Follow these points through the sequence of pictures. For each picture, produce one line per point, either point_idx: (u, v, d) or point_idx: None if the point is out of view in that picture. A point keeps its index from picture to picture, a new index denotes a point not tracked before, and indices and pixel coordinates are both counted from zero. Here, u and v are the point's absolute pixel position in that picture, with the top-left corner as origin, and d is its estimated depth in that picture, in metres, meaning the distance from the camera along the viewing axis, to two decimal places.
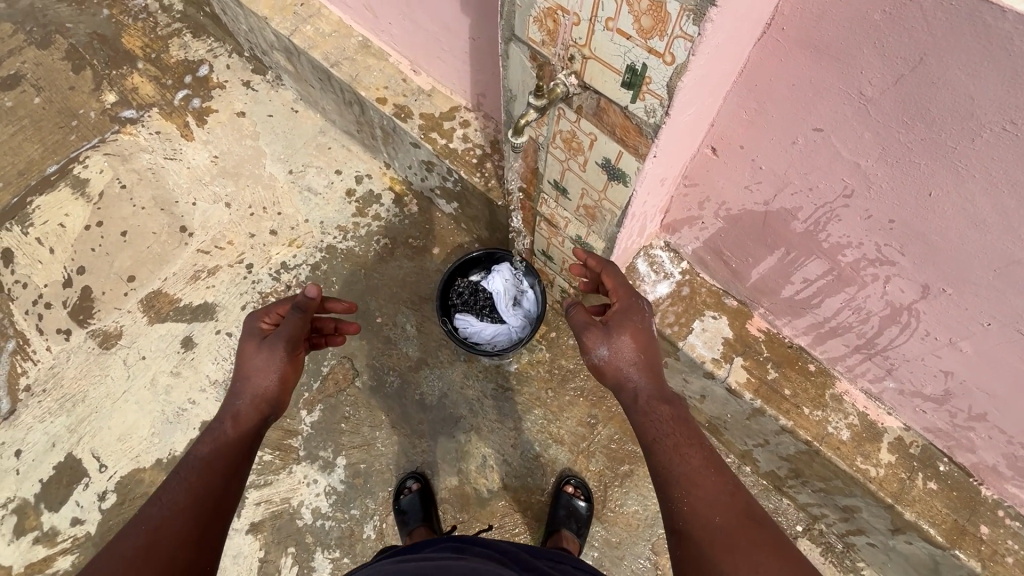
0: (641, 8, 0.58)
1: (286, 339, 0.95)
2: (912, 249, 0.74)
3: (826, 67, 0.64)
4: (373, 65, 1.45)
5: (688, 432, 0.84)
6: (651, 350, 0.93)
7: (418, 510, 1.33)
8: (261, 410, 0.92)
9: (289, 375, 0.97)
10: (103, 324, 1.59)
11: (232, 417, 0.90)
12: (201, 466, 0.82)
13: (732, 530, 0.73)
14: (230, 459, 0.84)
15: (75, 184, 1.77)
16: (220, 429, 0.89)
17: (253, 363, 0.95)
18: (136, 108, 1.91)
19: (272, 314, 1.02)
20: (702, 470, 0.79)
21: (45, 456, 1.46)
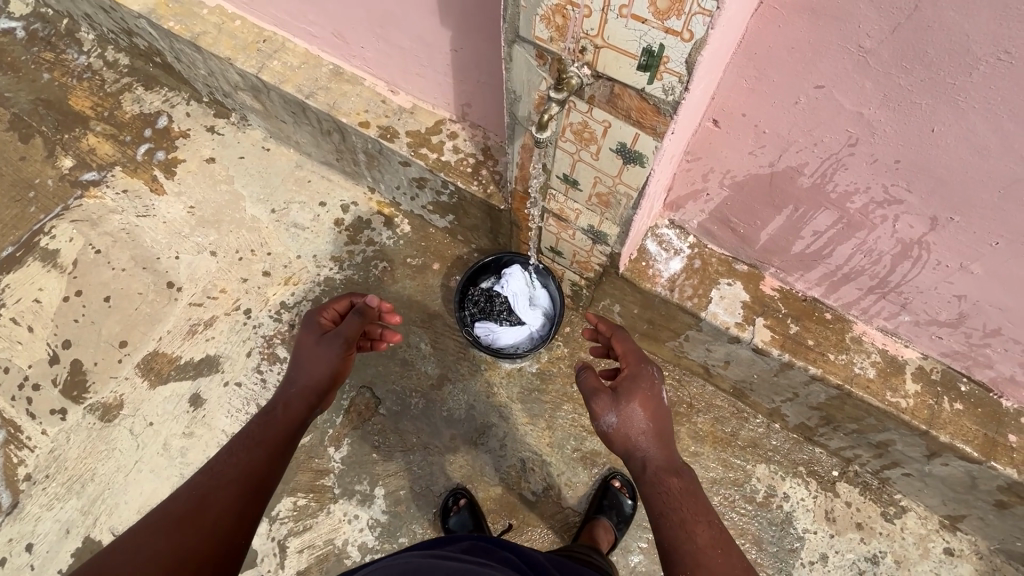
0: None
1: (346, 337, 0.94)
2: (919, 184, 0.79)
3: (824, 27, 0.68)
4: (349, 90, 1.44)
5: (696, 512, 0.85)
6: (660, 420, 0.97)
7: (470, 525, 1.31)
8: (308, 400, 0.89)
9: (341, 373, 0.95)
10: (100, 397, 1.51)
11: (283, 404, 0.88)
12: (253, 444, 0.81)
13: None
14: (280, 439, 0.82)
15: (44, 256, 1.68)
16: (270, 411, 0.87)
17: (309, 355, 0.93)
18: (97, 169, 1.83)
19: (331, 310, 1.02)
20: (711, 553, 0.80)
21: (60, 545, 1.37)
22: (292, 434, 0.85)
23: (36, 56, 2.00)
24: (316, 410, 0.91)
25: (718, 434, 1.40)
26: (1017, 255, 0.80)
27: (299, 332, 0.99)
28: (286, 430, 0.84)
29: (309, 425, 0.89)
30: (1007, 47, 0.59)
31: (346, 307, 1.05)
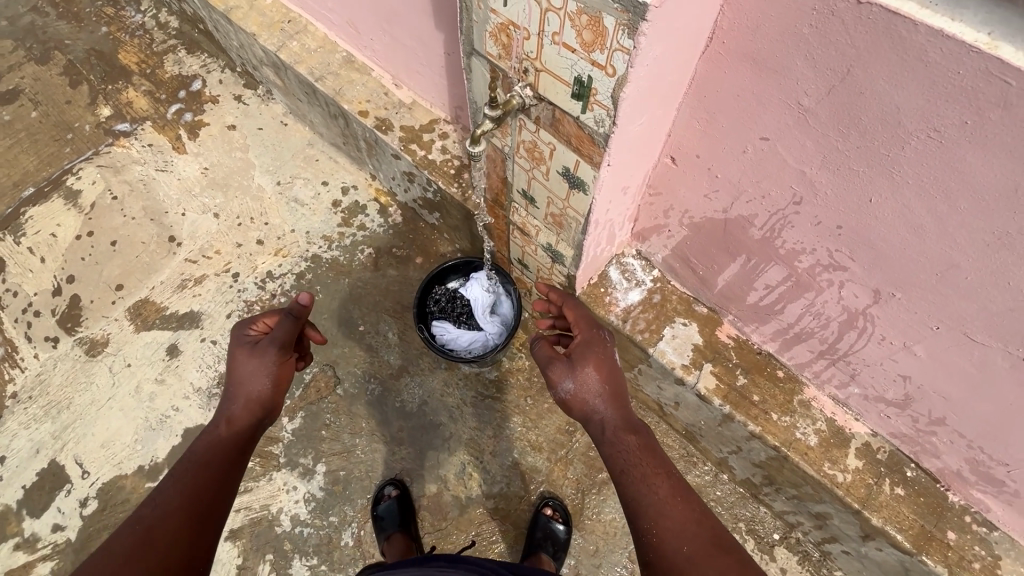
0: (581, 23, 0.61)
1: (281, 343, 0.95)
2: (860, 254, 0.76)
3: (766, 79, 0.66)
4: (356, 79, 1.48)
5: (659, 467, 0.85)
6: (617, 379, 0.96)
7: (395, 516, 1.33)
8: (252, 412, 0.93)
9: (283, 379, 0.97)
10: (90, 332, 1.61)
11: (227, 420, 0.91)
12: (197, 468, 0.83)
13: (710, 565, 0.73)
14: (223, 460, 0.85)
15: (67, 195, 1.81)
16: (215, 432, 0.90)
17: (246, 371, 0.95)
18: (130, 121, 1.95)
19: (261, 320, 1.02)
20: (679, 505, 0.80)
21: (29, 462, 1.48)
22: (239, 447, 0.89)
23: (98, 9, 2.15)
24: (264, 422, 0.95)
25: None
26: (958, 343, 0.76)
27: (230, 347, 0.99)
28: (232, 446, 0.88)
29: (259, 432, 0.94)
30: (936, 125, 0.56)
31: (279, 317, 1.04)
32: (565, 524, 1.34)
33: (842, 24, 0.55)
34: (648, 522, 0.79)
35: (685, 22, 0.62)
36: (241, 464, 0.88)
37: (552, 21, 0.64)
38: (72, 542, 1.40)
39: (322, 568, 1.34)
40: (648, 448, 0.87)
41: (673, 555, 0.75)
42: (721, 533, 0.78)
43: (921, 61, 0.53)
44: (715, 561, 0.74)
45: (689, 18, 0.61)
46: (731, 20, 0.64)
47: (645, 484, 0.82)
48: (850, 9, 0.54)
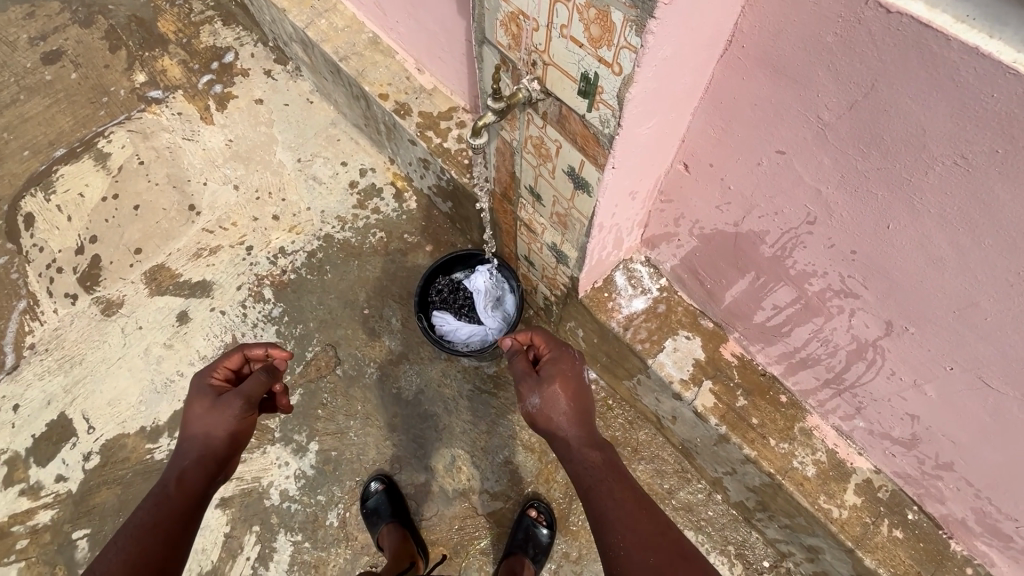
0: (589, 17, 0.58)
1: (246, 395, 0.96)
2: (874, 283, 0.71)
3: (785, 88, 0.62)
4: (380, 61, 1.47)
5: (628, 483, 0.83)
6: (584, 397, 0.94)
7: (386, 507, 1.33)
8: (206, 468, 0.91)
9: (241, 432, 0.97)
10: (107, 292, 1.66)
11: (177, 479, 0.88)
12: (143, 532, 0.80)
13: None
14: (173, 525, 0.83)
15: (97, 157, 1.85)
16: (163, 490, 0.87)
17: (203, 422, 0.95)
18: (163, 88, 1.99)
19: (221, 369, 1.03)
20: (648, 520, 0.78)
21: (40, 412, 1.53)
22: (192, 506, 0.87)
23: None
24: (219, 478, 0.94)
25: (654, 487, 1.33)
26: (973, 388, 0.71)
27: (189, 398, 0.99)
28: (185, 506, 0.86)
29: (212, 489, 0.92)
30: (964, 152, 0.52)
31: (240, 365, 1.05)
32: (548, 528, 1.32)
33: (868, 34, 0.51)
34: (616, 535, 0.76)
35: (701, 23, 0.58)
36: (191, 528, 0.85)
37: (561, 13, 0.61)
38: (73, 493, 1.45)
39: (306, 545, 1.36)
40: (616, 466, 0.85)
41: (638, 566, 0.72)
42: (687, 549, 0.77)
43: (952, 81, 0.49)
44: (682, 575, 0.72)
45: (705, 19, 0.58)
46: (751, 23, 0.60)
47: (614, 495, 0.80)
48: (878, 18, 0.50)
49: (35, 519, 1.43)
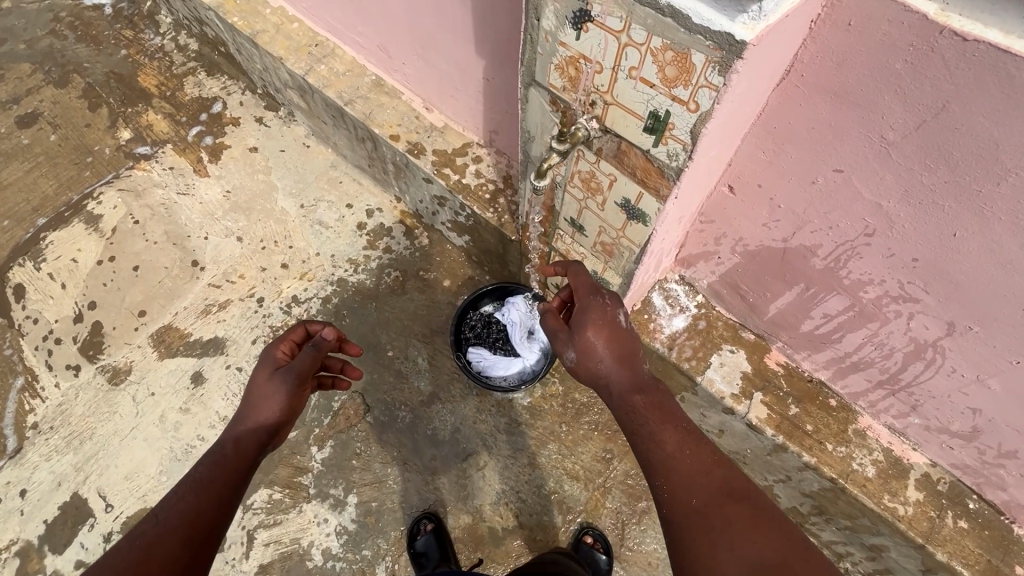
0: (665, 59, 0.60)
1: (300, 372, 0.97)
2: (936, 287, 0.74)
3: (847, 112, 0.65)
4: (386, 103, 1.47)
5: (674, 431, 0.81)
6: (624, 338, 0.92)
7: (435, 550, 1.29)
8: (258, 437, 0.92)
9: (292, 409, 0.98)
10: (113, 360, 1.58)
11: (234, 441, 0.91)
12: (200, 486, 0.82)
13: (729, 520, 0.69)
14: (229, 479, 0.85)
15: (88, 220, 1.78)
16: (220, 452, 0.90)
17: (262, 391, 0.96)
18: (151, 144, 1.94)
19: (288, 343, 1.05)
20: (699, 468, 0.76)
21: (51, 495, 1.43)
22: (242, 473, 0.88)
23: (117, 32, 2.14)
24: (268, 447, 0.94)
25: None
26: None
27: (257, 365, 1.02)
28: (238, 472, 0.87)
29: (262, 459, 0.93)
30: None
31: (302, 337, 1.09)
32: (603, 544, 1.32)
33: (942, 60, 0.54)
34: (665, 481, 0.76)
35: (772, 56, 0.60)
36: (242, 493, 0.86)
37: (631, 55, 0.62)
38: None
39: None
40: (661, 410, 0.83)
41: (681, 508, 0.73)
42: (741, 489, 0.73)
43: None
44: (738, 516, 0.69)
45: (775, 52, 0.60)
46: (813, 55, 0.63)
47: (661, 446, 0.79)
48: (953, 45, 0.53)
49: None
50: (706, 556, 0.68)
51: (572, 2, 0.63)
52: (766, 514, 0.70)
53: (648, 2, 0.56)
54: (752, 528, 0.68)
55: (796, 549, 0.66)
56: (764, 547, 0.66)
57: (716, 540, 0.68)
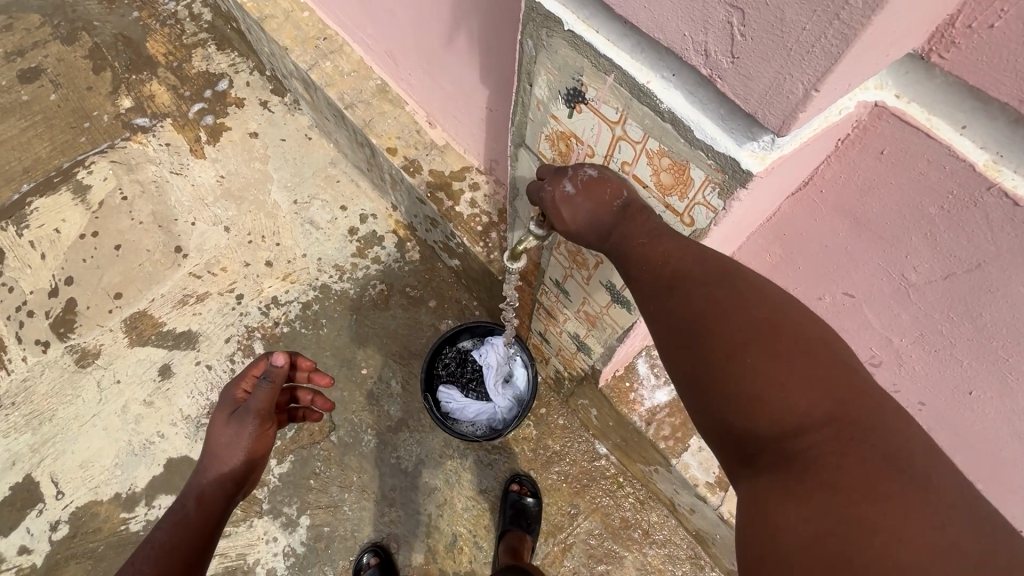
0: (662, 165, 0.52)
1: (257, 413, 0.88)
2: (942, 435, 0.67)
3: (867, 241, 0.56)
4: (389, 112, 1.39)
5: (670, 249, 0.54)
6: (598, 189, 0.58)
7: None
8: (224, 488, 0.89)
9: (258, 451, 0.93)
10: (82, 341, 1.54)
11: (196, 498, 0.87)
12: (161, 556, 0.79)
13: (728, 340, 0.49)
14: (189, 549, 0.82)
15: (76, 189, 1.72)
16: (182, 511, 0.86)
17: (221, 441, 0.90)
18: (150, 115, 1.84)
19: (248, 379, 0.95)
20: (692, 279, 0.52)
21: (3, 474, 1.41)
22: (207, 529, 0.86)
23: None
24: (237, 493, 0.92)
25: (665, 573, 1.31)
26: None
27: (215, 408, 0.95)
28: (201, 529, 0.85)
29: (230, 506, 0.91)
30: None
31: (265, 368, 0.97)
32: (532, 533, 1.28)
33: (983, 218, 0.46)
34: (650, 301, 0.55)
35: (789, 174, 0.52)
36: (205, 551, 0.85)
37: (625, 150, 0.55)
38: (37, 568, 1.33)
39: None
40: (655, 237, 0.55)
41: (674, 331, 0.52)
42: (747, 280, 0.51)
43: None
44: (738, 327, 0.48)
45: (791, 170, 0.51)
46: (835, 173, 0.54)
47: (650, 269, 0.55)
48: (1000, 206, 0.44)
49: None
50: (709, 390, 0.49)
51: (566, 78, 0.55)
52: (780, 319, 0.48)
53: (646, 103, 0.48)
54: (756, 345, 0.47)
55: (815, 360, 0.46)
56: (770, 368, 0.46)
57: (705, 372, 0.50)
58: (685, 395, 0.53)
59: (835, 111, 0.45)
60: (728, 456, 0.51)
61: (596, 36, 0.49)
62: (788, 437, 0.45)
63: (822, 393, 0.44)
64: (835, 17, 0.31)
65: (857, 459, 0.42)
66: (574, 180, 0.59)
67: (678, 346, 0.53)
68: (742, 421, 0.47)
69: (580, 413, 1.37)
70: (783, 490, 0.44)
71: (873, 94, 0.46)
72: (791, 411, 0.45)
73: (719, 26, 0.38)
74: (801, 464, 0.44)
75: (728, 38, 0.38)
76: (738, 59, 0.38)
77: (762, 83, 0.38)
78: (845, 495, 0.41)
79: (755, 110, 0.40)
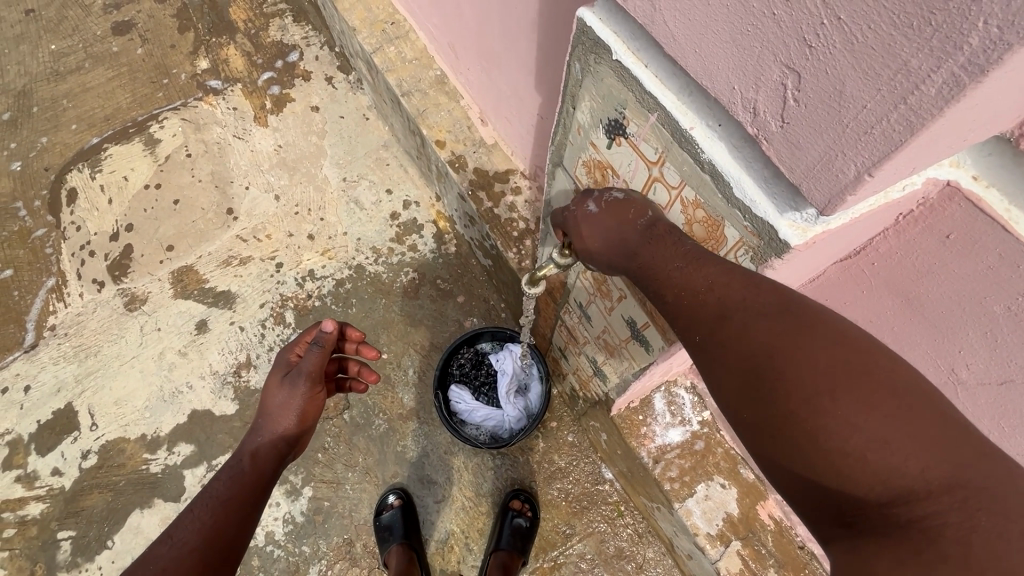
0: (695, 217, 0.55)
1: (308, 375, 0.93)
2: None
3: (915, 326, 0.52)
4: (443, 104, 1.39)
5: (714, 275, 0.51)
6: (616, 208, 0.58)
7: (400, 527, 1.29)
8: (277, 449, 0.92)
9: (308, 412, 0.97)
10: (133, 286, 1.63)
11: (251, 454, 0.91)
12: (218, 504, 0.82)
13: (812, 388, 0.43)
14: (247, 502, 0.85)
15: (147, 141, 1.80)
16: (238, 466, 0.89)
17: (275, 402, 0.94)
18: (223, 79, 1.88)
19: (301, 344, 1.00)
20: (744, 310, 0.48)
21: (48, 399, 1.52)
22: (261, 486, 0.89)
23: None
24: (287, 454, 0.96)
25: None
26: None
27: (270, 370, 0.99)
28: (257, 485, 0.88)
29: (280, 468, 0.94)
30: None
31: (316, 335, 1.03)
32: (526, 552, 1.27)
33: None
34: (703, 332, 0.51)
35: (839, 242, 0.48)
36: (261, 505, 0.88)
37: (660, 194, 0.57)
38: (66, 490, 1.44)
39: None
40: (694, 262, 0.52)
41: (743, 364, 0.48)
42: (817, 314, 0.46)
43: None
44: (825, 369, 0.43)
45: (844, 238, 0.47)
46: (893, 249, 0.49)
47: (692, 298, 0.52)
48: None
49: (26, 510, 1.43)
50: (792, 435, 0.44)
51: (608, 109, 0.55)
52: (875, 360, 0.43)
53: (686, 148, 0.49)
54: (847, 394, 0.42)
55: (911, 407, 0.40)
56: (863, 419, 0.41)
57: (786, 419, 0.45)
58: (755, 438, 0.48)
59: (898, 186, 0.41)
60: (814, 511, 0.45)
61: (644, 71, 0.49)
62: (896, 502, 0.40)
63: (931, 452, 0.39)
64: (900, 102, 0.33)
65: (987, 531, 0.36)
66: (598, 201, 0.59)
67: (744, 382, 0.48)
68: (827, 474, 0.42)
69: (590, 434, 1.35)
70: (892, 558, 0.39)
71: (947, 172, 0.41)
72: (896, 471, 0.39)
73: (774, 90, 0.40)
74: (919, 534, 0.38)
75: (780, 102, 0.40)
76: (788, 123, 0.40)
77: (811, 154, 0.40)
78: (979, 574, 0.35)
79: (799, 181, 0.42)
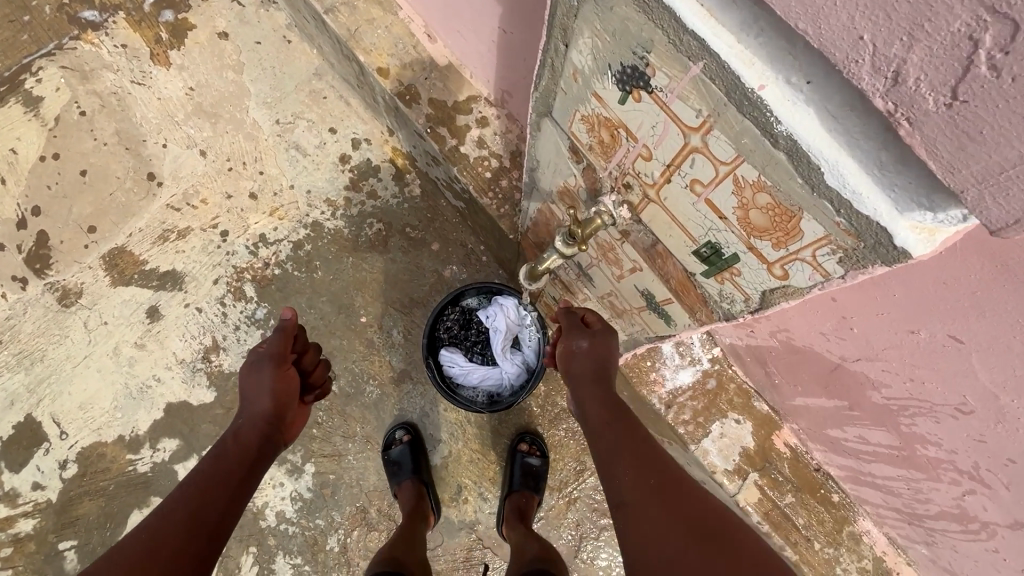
0: (755, 203, 0.49)
1: (273, 356, 0.92)
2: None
3: (1012, 294, 0.44)
4: (378, 18, 1.13)
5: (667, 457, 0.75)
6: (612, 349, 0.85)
7: (409, 462, 1.27)
8: (260, 427, 0.86)
9: (285, 393, 0.91)
10: (62, 279, 1.44)
11: (234, 433, 0.85)
12: (204, 477, 0.76)
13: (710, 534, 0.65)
14: (232, 470, 0.79)
15: (26, 101, 1.48)
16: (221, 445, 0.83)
17: (247, 387, 0.89)
18: (99, 7, 1.51)
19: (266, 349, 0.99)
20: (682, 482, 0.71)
21: (3, 414, 1.39)
22: (249, 464, 0.82)
23: None
24: (275, 436, 0.88)
25: None
26: None
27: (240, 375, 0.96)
28: (242, 460, 0.81)
29: (268, 450, 0.87)
30: None
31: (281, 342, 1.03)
32: (540, 491, 1.28)
33: None
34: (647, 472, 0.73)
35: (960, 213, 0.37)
36: (248, 482, 0.80)
37: (698, 168, 0.52)
38: (53, 502, 1.37)
39: (306, 568, 1.31)
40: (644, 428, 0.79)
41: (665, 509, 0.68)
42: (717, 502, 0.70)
43: None
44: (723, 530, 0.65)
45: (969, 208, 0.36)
46: None
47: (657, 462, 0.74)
48: None
49: (16, 528, 1.36)
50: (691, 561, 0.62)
51: (626, 55, 0.49)
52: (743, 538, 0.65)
53: (755, 114, 0.42)
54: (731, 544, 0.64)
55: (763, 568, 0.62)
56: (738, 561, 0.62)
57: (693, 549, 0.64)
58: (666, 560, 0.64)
59: None
60: None
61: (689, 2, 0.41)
62: None
63: None
64: None
65: None
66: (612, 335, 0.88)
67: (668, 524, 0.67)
68: None
69: None
70: None
71: None
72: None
73: (944, 58, 0.31)
74: None
75: (956, 76, 0.31)
76: (962, 105, 0.32)
77: (1003, 152, 0.32)
78: None
79: (967, 190, 0.35)
